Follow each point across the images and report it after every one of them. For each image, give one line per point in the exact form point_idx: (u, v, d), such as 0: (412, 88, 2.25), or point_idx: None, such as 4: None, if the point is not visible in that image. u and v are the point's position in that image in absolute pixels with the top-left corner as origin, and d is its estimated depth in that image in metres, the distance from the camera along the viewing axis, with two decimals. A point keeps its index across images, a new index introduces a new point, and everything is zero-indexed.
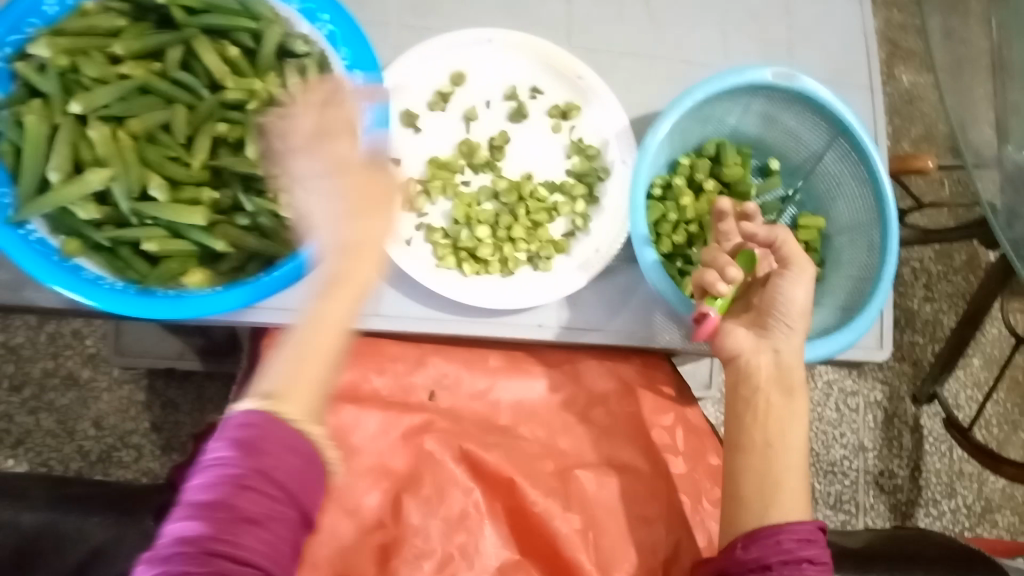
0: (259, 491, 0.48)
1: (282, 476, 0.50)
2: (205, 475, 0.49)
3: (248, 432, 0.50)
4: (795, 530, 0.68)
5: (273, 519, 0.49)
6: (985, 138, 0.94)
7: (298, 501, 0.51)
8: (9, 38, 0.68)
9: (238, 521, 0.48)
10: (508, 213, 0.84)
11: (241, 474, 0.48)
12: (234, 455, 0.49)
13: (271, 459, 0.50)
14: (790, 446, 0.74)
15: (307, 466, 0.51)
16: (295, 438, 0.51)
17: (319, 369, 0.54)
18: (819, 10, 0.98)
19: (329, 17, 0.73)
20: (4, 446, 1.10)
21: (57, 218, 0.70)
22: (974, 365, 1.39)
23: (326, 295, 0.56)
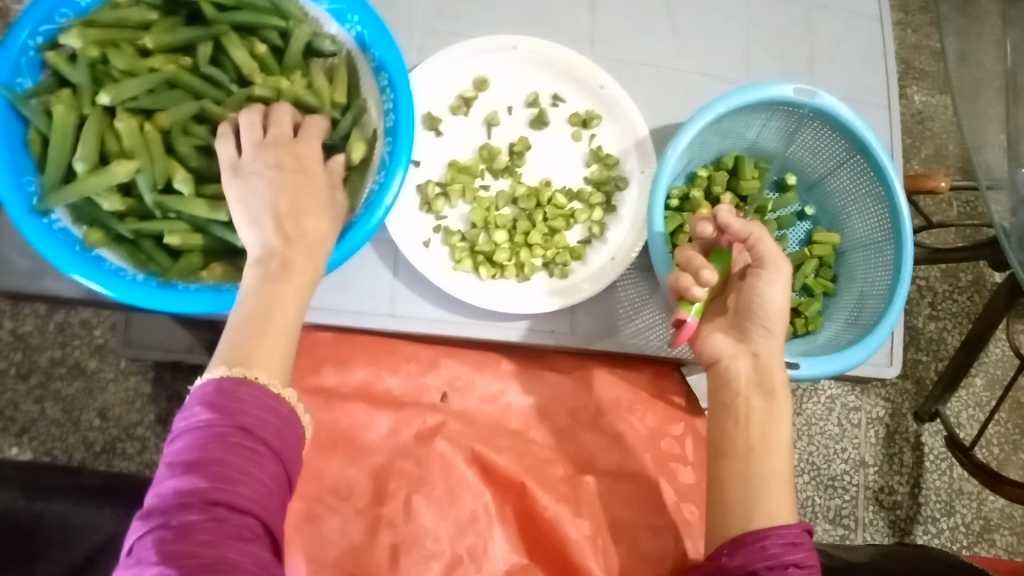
0: (247, 446, 0.49)
1: (264, 433, 0.51)
2: (190, 436, 0.49)
3: (223, 394, 0.51)
4: (780, 532, 0.65)
5: (263, 472, 0.50)
6: (997, 159, 0.93)
7: (282, 459, 0.52)
8: (41, 28, 0.68)
9: (231, 474, 0.48)
10: (526, 219, 0.85)
11: (227, 431, 0.49)
12: (216, 414, 0.50)
13: (252, 417, 0.51)
14: (772, 448, 0.71)
15: (284, 426, 0.53)
16: (269, 401, 0.52)
17: (281, 341, 0.56)
18: (839, 29, 0.99)
19: (358, 19, 0.72)
20: (9, 433, 1.11)
21: (81, 208, 0.70)
22: (977, 385, 1.40)
23: (265, 273, 0.58)
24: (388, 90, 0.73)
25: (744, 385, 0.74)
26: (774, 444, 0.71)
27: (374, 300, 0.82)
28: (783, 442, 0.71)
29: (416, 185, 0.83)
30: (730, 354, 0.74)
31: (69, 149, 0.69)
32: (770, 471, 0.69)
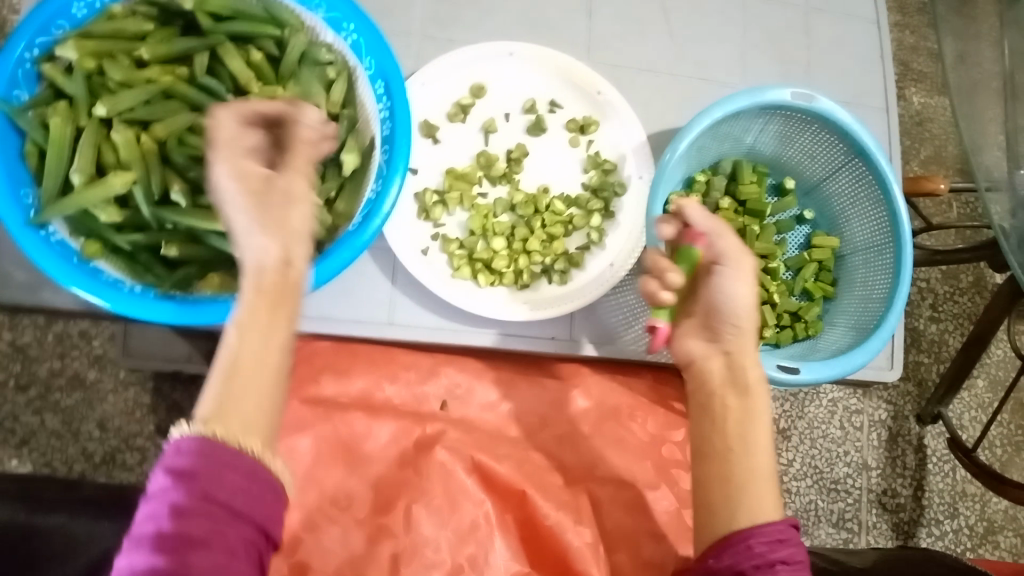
0: (201, 515, 0.44)
1: (224, 496, 0.45)
2: (147, 507, 0.45)
3: (181, 455, 0.46)
4: (765, 529, 0.61)
5: (227, 541, 0.44)
6: (996, 160, 0.93)
7: (250, 521, 0.46)
8: (37, 39, 0.68)
9: (185, 549, 0.43)
10: (524, 226, 0.84)
11: (180, 499, 0.44)
12: (171, 480, 0.45)
13: (210, 480, 0.45)
14: (752, 446, 0.66)
15: (251, 483, 0.47)
16: (234, 458, 0.47)
17: (253, 390, 0.51)
18: (836, 32, 0.99)
19: (354, 27, 0.73)
20: (9, 445, 1.10)
21: (78, 220, 0.70)
22: (979, 387, 1.40)
23: (236, 324, 0.52)
24: (384, 99, 0.73)
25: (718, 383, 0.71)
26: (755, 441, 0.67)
27: (372, 309, 0.82)
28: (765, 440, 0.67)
29: (414, 193, 0.83)
30: (702, 354, 0.72)
31: (65, 161, 0.69)
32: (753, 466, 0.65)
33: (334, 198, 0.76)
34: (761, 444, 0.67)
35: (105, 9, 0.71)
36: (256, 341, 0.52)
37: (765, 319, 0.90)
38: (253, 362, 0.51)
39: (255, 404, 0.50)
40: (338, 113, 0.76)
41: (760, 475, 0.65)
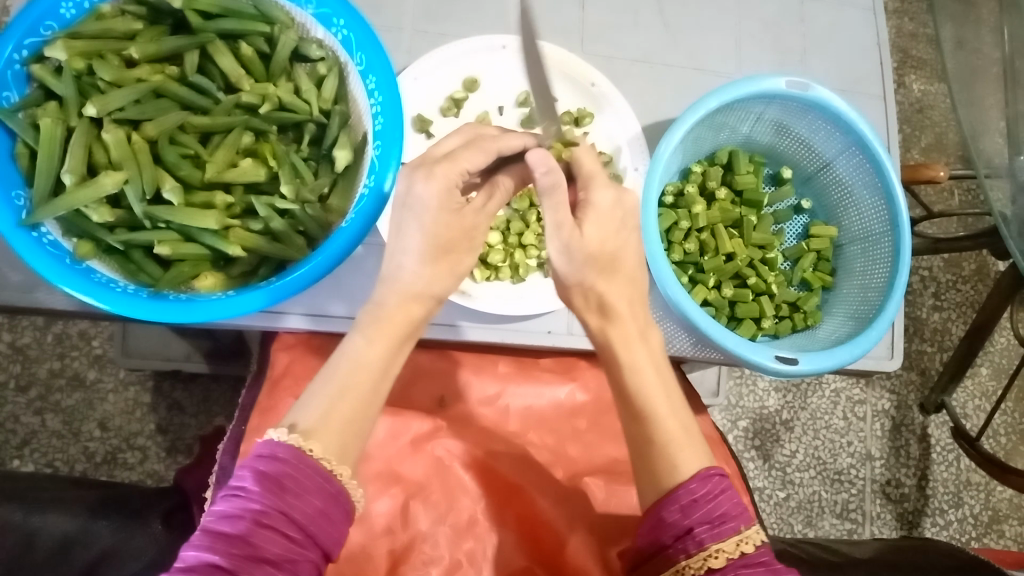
0: (279, 530, 0.49)
1: (302, 517, 0.51)
2: (228, 504, 0.50)
3: (276, 464, 0.51)
4: (675, 495, 0.57)
5: (290, 561, 0.49)
6: (996, 147, 0.93)
7: (317, 542, 0.51)
8: (25, 41, 0.68)
9: (255, 559, 0.48)
10: (519, 220, 0.85)
11: (263, 510, 0.49)
12: (259, 488, 0.50)
13: (293, 497, 0.51)
14: (644, 413, 0.60)
15: (327, 506, 0.52)
16: (319, 480, 0.52)
17: (353, 414, 0.56)
18: (832, 20, 0.98)
19: (344, 22, 0.72)
20: (10, 446, 1.10)
21: (69, 220, 0.69)
22: (982, 375, 1.39)
23: (364, 338, 0.58)
24: (374, 94, 0.72)
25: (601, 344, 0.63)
26: (649, 403, 0.60)
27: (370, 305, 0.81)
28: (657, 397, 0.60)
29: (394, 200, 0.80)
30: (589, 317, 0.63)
31: (56, 162, 0.69)
32: (654, 429, 0.60)
33: (327, 193, 0.76)
34: (661, 410, 0.60)
35: (94, 8, 0.71)
36: (373, 367, 0.57)
37: (764, 310, 0.92)
38: (361, 385, 0.57)
39: (352, 428, 0.56)
40: (330, 110, 0.76)
41: (653, 443, 0.59)
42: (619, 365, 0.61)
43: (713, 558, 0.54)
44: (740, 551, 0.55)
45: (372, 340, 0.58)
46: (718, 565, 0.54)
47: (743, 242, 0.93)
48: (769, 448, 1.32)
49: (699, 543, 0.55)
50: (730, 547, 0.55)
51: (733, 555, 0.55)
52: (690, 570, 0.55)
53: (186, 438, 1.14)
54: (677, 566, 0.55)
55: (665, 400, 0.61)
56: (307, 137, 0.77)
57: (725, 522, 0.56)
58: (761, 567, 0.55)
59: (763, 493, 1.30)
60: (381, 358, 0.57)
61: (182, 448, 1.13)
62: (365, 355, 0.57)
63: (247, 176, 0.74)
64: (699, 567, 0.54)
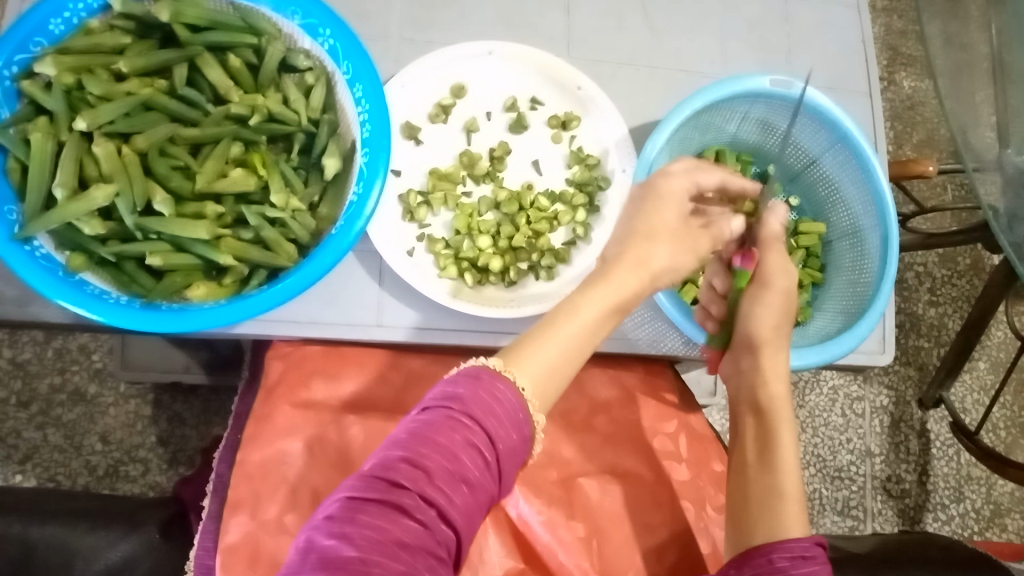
0: (479, 453, 0.52)
1: (498, 442, 0.54)
2: (435, 416, 0.53)
3: (485, 388, 0.55)
4: (787, 546, 0.63)
5: (478, 486, 0.52)
6: (986, 142, 0.93)
7: (497, 479, 0.54)
8: (15, 57, 0.69)
9: (455, 475, 0.51)
10: (509, 223, 0.85)
11: (470, 431, 0.52)
12: (464, 401, 0.54)
13: (496, 425, 0.54)
14: (779, 465, 0.71)
15: (515, 449, 0.55)
16: (517, 420, 0.55)
17: (563, 366, 0.62)
18: (816, 18, 0.99)
19: (331, 32, 0.74)
20: (12, 462, 1.11)
21: (62, 233, 0.70)
22: (980, 369, 1.39)
23: (592, 301, 0.66)
24: (361, 102, 0.74)
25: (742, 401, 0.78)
26: (782, 457, 0.72)
27: (360, 312, 0.82)
28: (791, 458, 0.72)
29: (397, 195, 0.83)
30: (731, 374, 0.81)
31: (48, 174, 0.70)
32: (782, 482, 0.70)
33: (318, 202, 0.77)
34: (790, 466, 0.71)
35: (82, 24, 0.73)
36: (588, 329, 0.65)
37: None
38: (576, 345, 0.64)
39: (559, 375, 0.61)
40: (319, 119, 0.77)
41: (781, 494, 0.69)
42: (776, 422, 0.74)
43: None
44: None
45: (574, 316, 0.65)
46: None
47: None
48: None
49: None
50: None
51: None
52: None
53: (187, 450, 1.14)
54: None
55: (794, 460, 0.72)
56: (296, 146, 0.78)
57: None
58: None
59: None
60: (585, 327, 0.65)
61: (184, 459, 1.14)
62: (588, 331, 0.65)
63: (236, 187, 0.74)
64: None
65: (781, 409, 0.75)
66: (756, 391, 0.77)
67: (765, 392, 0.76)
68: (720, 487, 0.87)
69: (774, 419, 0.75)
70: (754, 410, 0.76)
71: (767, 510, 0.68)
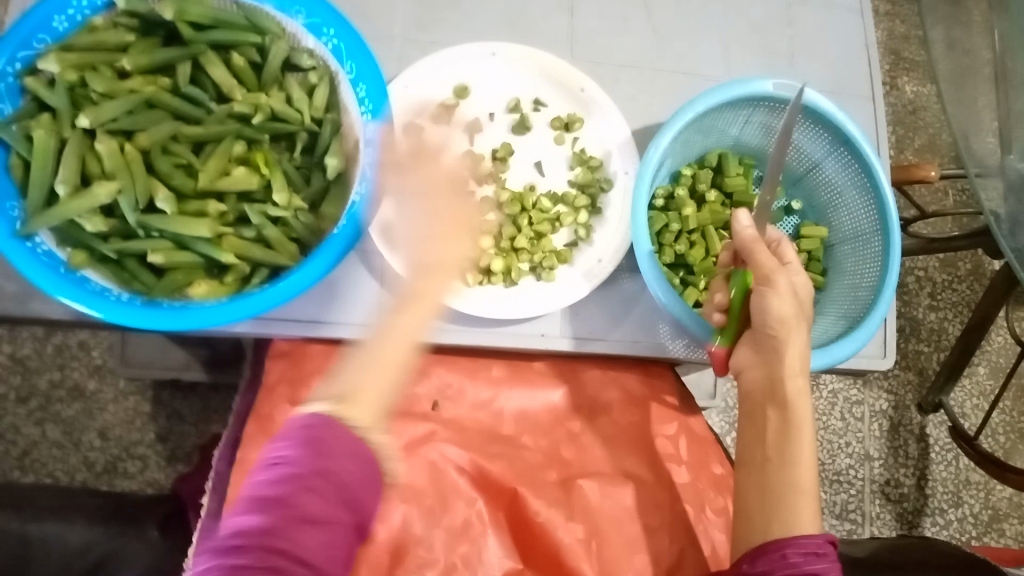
0: (320, 492, 0.52)
1: (344, 474, 0.54)
2: (272, 473, 0.52)
3: (312, 430, 0.54)
4: (801, 543, 0.67)
5: (329, 520, 0.52)
6: (988, 147, 0.93)
7: (353, 508, 0.54)
8: (19, 54, 0.70)
9: (298, 519, 0.51)
10: (511, 225, 0.84)
11: (303, 474, 0.52)
12: (300, 449, 0.53)
13: (337, 460, 0.54)
14: (794, 459, 0.72)
15: (362, 476, 0.55)
16: (354, 448, 0.55)
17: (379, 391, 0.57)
18: (820, 22, 0.99)
19: (334, 32, 0.75)
20: (10, 457, 1.11)
21: (64, 230, 0.70)
22: (980, 374, 1.40)
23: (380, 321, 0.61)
24: (365, 102, 0.75)
25: (759, 394, 0.76)
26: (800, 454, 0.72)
27: (362, 311, 0.82)
28: (809, 453, 0.72)
29: None
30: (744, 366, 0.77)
31: (50, 172, 0.69)
32: (797, 477, 0.72)
33: (319, 201, 0.77)
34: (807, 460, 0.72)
35: (86, 22, 0.73)
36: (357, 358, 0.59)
37: None
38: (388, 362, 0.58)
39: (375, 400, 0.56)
40: (322, 118, 0.77)
41: (796, 489, 0.71)
42: (796, 419, 0.73)
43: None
44: None
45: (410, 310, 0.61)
46: None
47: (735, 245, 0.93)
48: None
49: None
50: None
51: None
52: None
53: (185, 447, 1.14)
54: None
55: (812, 455, 0.73)
56: (299, 146, 0.78)
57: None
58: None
59: None
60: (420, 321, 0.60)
61: (182, 457, 1.14)
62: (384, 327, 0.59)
63: (239, 185, 0.74)
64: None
65: (802, 403, 0.74)
66: (778, 381, 0.74)
67: (789, 385, 0.74)
68: (719, 490, 0.87)
69: (797, 415, 0.73)
70: (776, 403, 0.74)
71: (779, 505, 0.70)
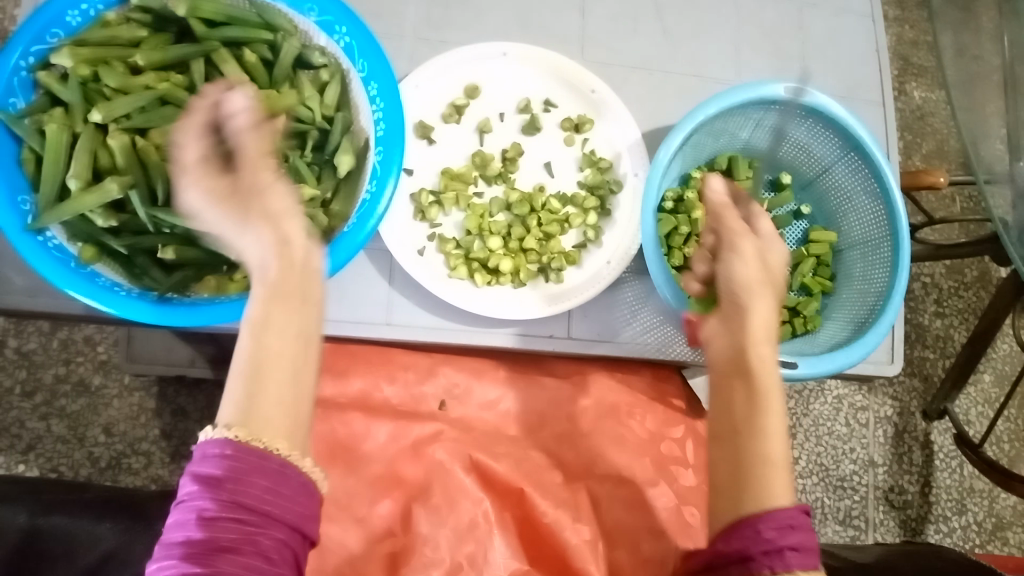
0: (230, 519, 0.45)
1: (250, 501, 0.46)
2: (177, 513, 0.46)
3: (207, 462, 0.47)
4: (775, 513, 0.53)
5: (253, 544, 0.45)
6: (997, 154, 0.93)
7: (281, 522, 0.47)
8: (32, 48, 0.69)
9: (213, 551, 0.45)
10: (520, 225, 0.85)
11: (208, 506, 0.46)
12: (195, 488, 0.46)
13: (237, 483, 0.46)
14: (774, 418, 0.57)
15: (276, 484, 0.47)
16: (257, 462, 0.47)
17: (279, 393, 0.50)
18: (831, 26, 0.99)
19: (347, 30, 0.73)
20: (15, 451, 1.11)
21: (75, 225, 0.70)
22: (985, 381, 1.39)
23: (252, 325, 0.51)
24: (377, 100, 0.74)
25: None
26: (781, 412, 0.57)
27: (369, 310, 0.82)
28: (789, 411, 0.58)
29: (409, 194, 0.83)
30: None
31: (62, 167, 0.70)
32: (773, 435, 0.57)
33: (330, 199, 0.77)
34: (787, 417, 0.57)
35: (99, 16, 0.72)
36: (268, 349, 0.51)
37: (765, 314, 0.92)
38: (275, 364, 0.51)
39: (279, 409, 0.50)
40: (333, 116, 0.77)
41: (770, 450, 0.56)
42: (758, 383, 0.58)
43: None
44: None
45: (268, 319, 0.51)
46: None
47: None
48: None
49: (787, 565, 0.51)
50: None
51: None
52: None
53: (190, 443, 1.14)
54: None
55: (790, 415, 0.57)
56: (309, 143, 0.78)
57: (814, 553, 0.53)
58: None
59: None
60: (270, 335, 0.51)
61: (187, 453, 1.14)
62: (255, 343, 0.51)
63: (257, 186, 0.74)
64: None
65: None
66: (740, 348, 0.60)
67: None
68: None
69: None
70: (735, 371, 0.59)
71: None
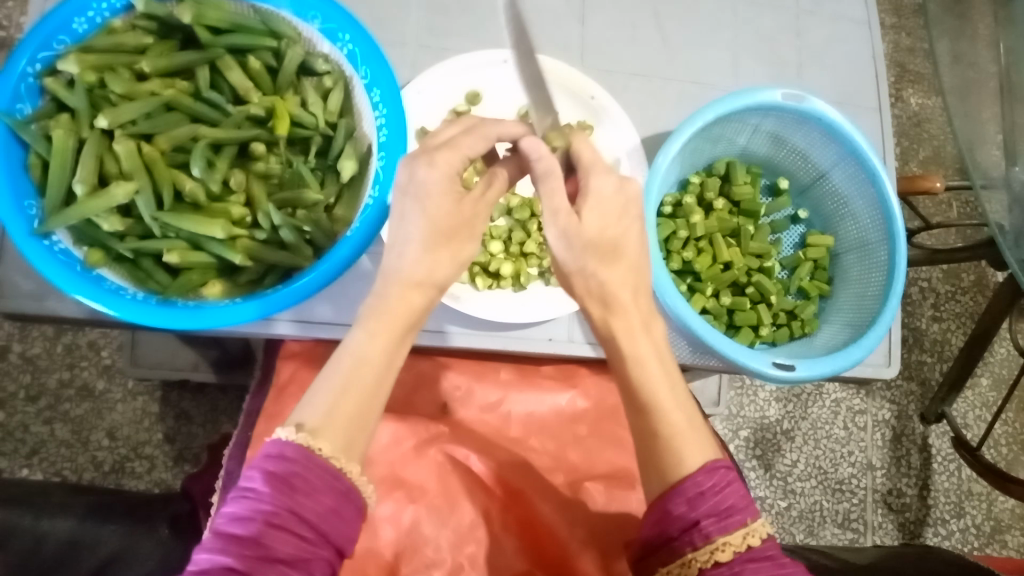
0: (291, 530, 0.50)
1: (312, 516, 0.52)
2: (239, 506, 0.51)
3: (284, 466, 0.52)
4: (682, 487, 0.57)
5: (304, 559, 0.51)
6: (993, 160, 0.94)
7: (330, 541, 0.52)
8: (38, 55, 0.70)
9: (268, 559, 0.49)
10: (520, 229, 0.87)
11: (274, 510, 0.50)
12: (269, 488, 0.51)
13: (303, 495, 0.52)
14: (647, 404, 0.60)
15: (338, 504, 0.53)
16: (329, 478, 0.53)
17: (359, 407, 0.57)
18: (828, 33, 1.00)
19: (350, 37, 0.74)
20: (19, 456, 1.12)
21: (81, 229, 0.71)
22: (983, 385, 1.40)
23: (364, 337, 0.59)
24: (379, 106, 0.74)
25: None
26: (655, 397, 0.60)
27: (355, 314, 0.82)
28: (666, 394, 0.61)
29: None
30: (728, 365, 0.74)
31: (68, 171, 0.71)
32: (659, 421, 0.60)
33: (333, 204, 0.78)
34: (666, 404, 0.60)
35: (105, 23, 0.73)
36: (376, 360, 0.59)
37: (762, 318, 0.94)
38: (368, 379, 0.58)
39: (356, 425, 0.57)
40: (336, 122, 0.78)
41: (659, 436, 0.59)
42: (623, 358, 0.61)
43: (719, 552, 0.55)
44: (746, 544, 0.55)
45: (371, 339, 0.59)
46: (725, 559, 0.55)
47: (741, 251, 0.95)
48: (770, 458, 1.32)
49: (705, 536, 0.55)
50: (736, 540, 0.55)
51: (740, 549, 0.55)
52: (696, 562, 0.55)
53: (193, 447, 1.15)
54: (684, 559, 0.55)
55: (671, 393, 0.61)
56: (313, 148, 0.79)
57: (732, 514, 0.56)
58: (766, 561, 0.55)
59: (764, 502, 1.31)
60: (381, 352, 0.59)
61: (190, 457, 1.15)
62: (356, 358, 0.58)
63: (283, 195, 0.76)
64: (706, 560, 0.55)
65: None
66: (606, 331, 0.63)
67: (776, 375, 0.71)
68: None
69: None
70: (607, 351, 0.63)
71: None
